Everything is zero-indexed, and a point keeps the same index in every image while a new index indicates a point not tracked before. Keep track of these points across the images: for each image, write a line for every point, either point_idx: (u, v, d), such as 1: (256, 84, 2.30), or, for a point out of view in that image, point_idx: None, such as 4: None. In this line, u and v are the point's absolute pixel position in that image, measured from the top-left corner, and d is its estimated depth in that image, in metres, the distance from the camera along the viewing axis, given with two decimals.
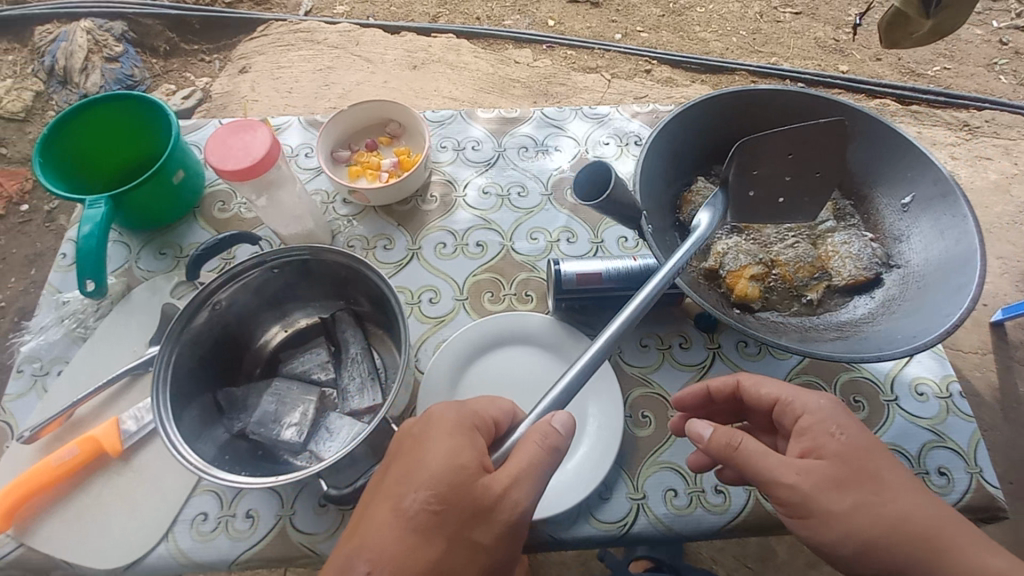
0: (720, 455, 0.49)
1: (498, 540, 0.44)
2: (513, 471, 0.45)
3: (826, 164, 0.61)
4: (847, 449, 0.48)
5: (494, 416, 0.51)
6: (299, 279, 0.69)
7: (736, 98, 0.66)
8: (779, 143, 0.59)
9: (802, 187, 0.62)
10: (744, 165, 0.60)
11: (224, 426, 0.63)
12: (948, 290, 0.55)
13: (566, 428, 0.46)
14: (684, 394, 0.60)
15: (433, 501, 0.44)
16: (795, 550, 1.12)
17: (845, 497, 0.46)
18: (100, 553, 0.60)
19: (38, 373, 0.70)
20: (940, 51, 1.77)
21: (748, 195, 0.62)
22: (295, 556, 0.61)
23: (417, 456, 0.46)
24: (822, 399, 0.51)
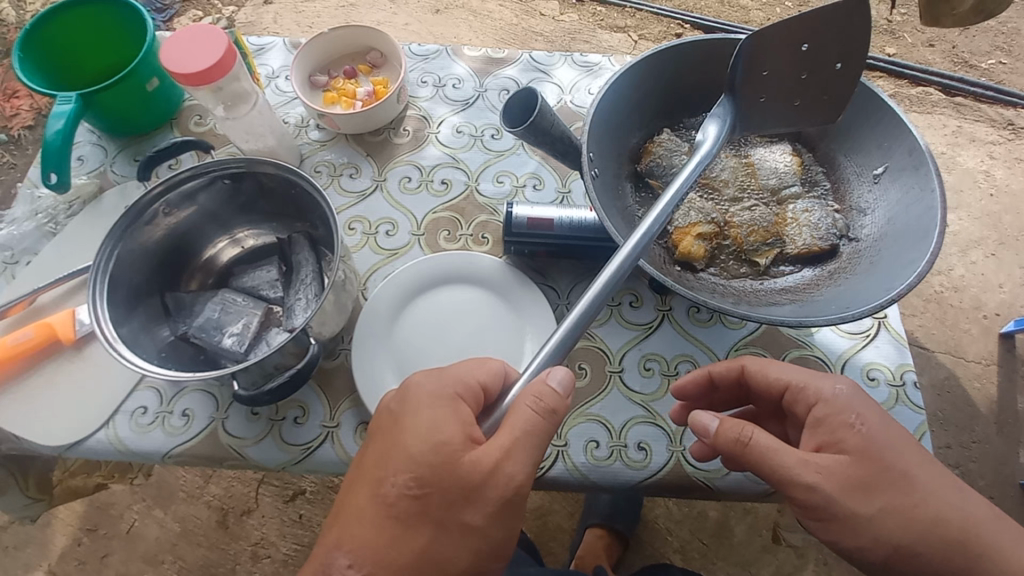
0: (727, 451, 0.49)
1: (491, 520, 0.45)
2: (504, 443, 0.45)
3: (850, 55, 0.54)
4: (868, 442, 0.48)
5: (480, 381, 0.50)
6: (254, 195, 0.70)
7: (712, 43, 0.63)
8: (796, 32, 0.55)
9: (819, 87, 0.57)
10: (752, 66, 0.59)
11: (170, 327, 0.66)
12: (897, 264, 0.52)
13: (565, 386, 0.46)
14: (684, 381, 0.59)
15: (411, 486, 0.45)
16: (754, 528, 1.14)
17: (873, 500, 0.46)
18: (45, 431, 0.64)
19: (9, 262, 0.74)
20: (998, 43, 1.60)
21: (760, 100, 0.60)
22: (223, 456, 0.64)
23: (396, 433, 0.47)
24: (838, 386, 0.51)
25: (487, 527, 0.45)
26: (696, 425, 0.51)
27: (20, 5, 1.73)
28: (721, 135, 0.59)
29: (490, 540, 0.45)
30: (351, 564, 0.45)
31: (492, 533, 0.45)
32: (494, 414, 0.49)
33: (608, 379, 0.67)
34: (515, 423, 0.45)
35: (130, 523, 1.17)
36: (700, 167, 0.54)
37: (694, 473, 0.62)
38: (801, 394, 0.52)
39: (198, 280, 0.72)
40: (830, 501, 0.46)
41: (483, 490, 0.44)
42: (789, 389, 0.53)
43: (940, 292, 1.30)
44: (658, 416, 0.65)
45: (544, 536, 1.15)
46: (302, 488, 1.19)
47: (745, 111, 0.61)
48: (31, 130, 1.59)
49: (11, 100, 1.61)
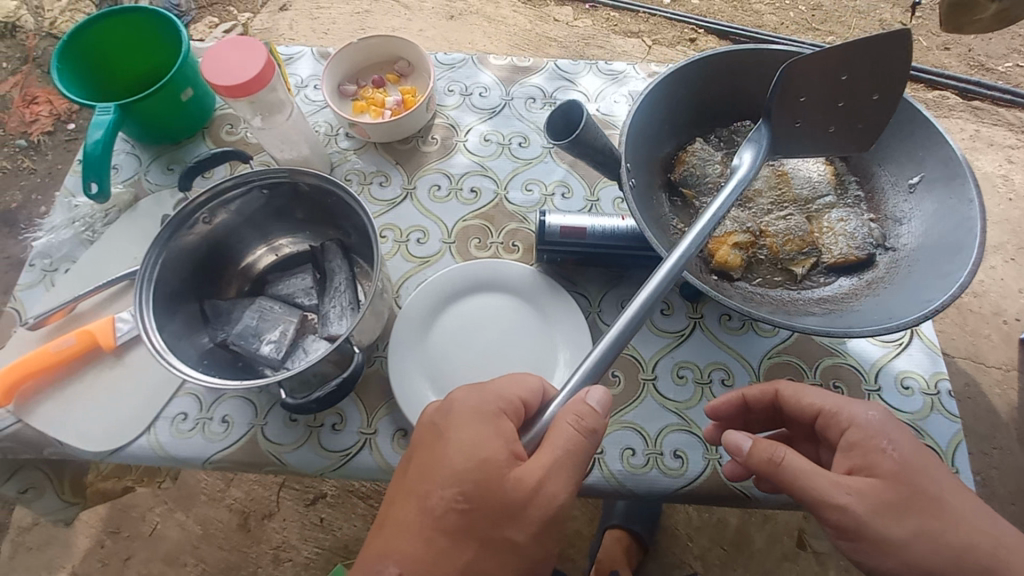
0: (759, 470, 0.50)
1: (533, 536, 0.46)
2: (544, 462, 0.45)
3: (888, 89, 0.56)
4: (901, 466, 0.48)
5: (520, 396, 0.50)
6: (291, 204, 0.71)
7: (747, 55, 0.63)
8: (836, 60, 0.56)
9: (853, 114, 0.59)
10: (787, 91, 0.58)
11: (208, 334, 0.67)
12: (936, 275, 0.52)
13: (603, 405, 0.46)
14: (719, 402, 0.60)
15: (458, 500, 0.45)
16: (774, 537, 1.13)
17: (905, 521, 0.46)
18: (88, 437, 0.65)
19: (48, 269, 0.75)
20: (1015, 46, 1.59)
21: (794, 125, 0.60)
22: (262, 462, 0.65)
23: (439, 448, 0.47)
24: (871, 412, 0.51)
25: (529, 543, 0.45)
26: (730, 444, 0.52)
27: (39, 11, 1.75)
28: (757, 161, 0.59)
29: (528, 557, 0.46)
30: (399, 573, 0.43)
31: (531, 549, 0.46)
32: (534, 428, 0.49)
33: (641, 386, 0.67)
34: (557, 441, 0.45)
35: (152, 526, 1.18)
36: (740, 189, 0.55)
37: (731, 482, 0.62)
38: (833, 419, 0.52)
39: (235, 286, 0.73)
40: (861, 523, 0.46)
41: (527, 507, 0.45)
42: (822, 414, 0.53)
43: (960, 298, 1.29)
44: (693, 424, 0.65)
45: (563, 541, 1.15)
46: (323, 492, 1.20)
47: (779, 137, 0.61)
48: (51, 136, 1.62)
49: (32, 105, 1.64)
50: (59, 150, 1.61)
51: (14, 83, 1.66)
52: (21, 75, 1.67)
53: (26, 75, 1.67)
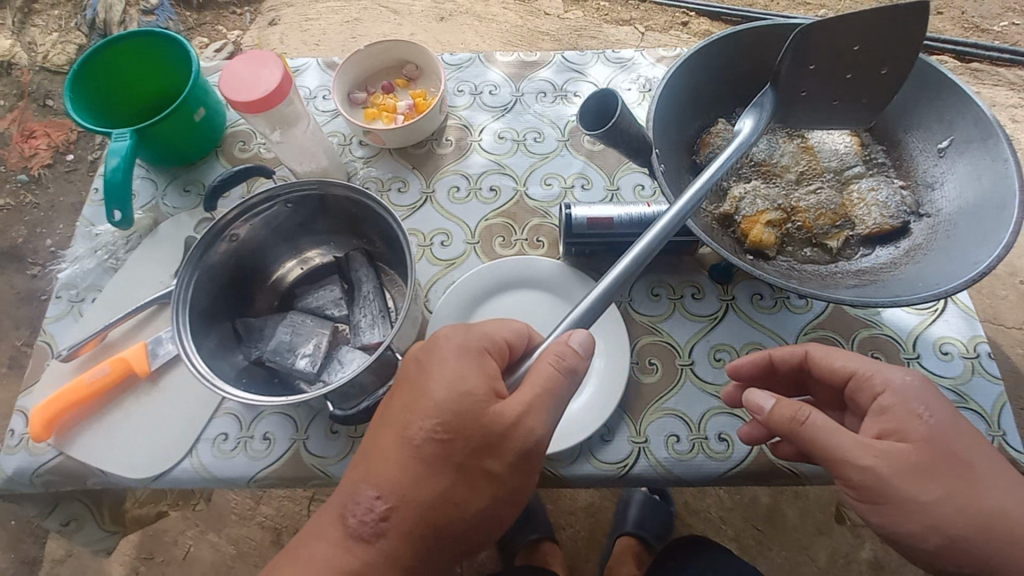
0: (779, 429, 0.50)
1: (510, 468, 0.46)
2: (526, 398, 0.46)
3: (897, 62, 0.57)
4: (934, 432, 0.48)
5: (506, 338, 0.51)
6: (317, 216, 0.71)
7: (767, 32, 0.63)
8: (846, 33, 0.56)
9: (862, 86, 0.59)
10: (801, 60, 0.58)
11: (243, 352, 0.67)
12: (980, 237, 0.52)
13: (585, 347, 0.47)
14: (743, 362, 0.60)
15: (437, 430, 0.46)
16: (808, 514, 1.13)
17: (934, 486, 0.46)
18: (132, 464, 0.65)
19: (75, 299, 0.75)
20: (1009, 5, 1.58)
21: (799, 95, 0.60)
22: (307, 476, 0.64)
23: (422, 382, 0.48)
24: (906, 376, 0.51)
25: (506, 475, 0.46)
26: (752, 403, 0.52)
27: (30, 45, 1.75)
28: (758, 128, 0.59)
29: (505, 485, 0.46)
30: (379, 496, 0.46)
31: (508, 479, 0.46)
32: (518, 370, 0.49)
33: (680, 371, 0.67)
34: (535, 377, 0.46)
35: (186, 549, 1.18)
36: (737, 151, 0.56)
37: (777, 460, 0.62)
38: (866, 383, 0.52)
39: (266, 301, 0.73)
40: (884, 483, 0.46)
41: (505, 440, 0.45)
42: (854, 377, 0.53)
43: None
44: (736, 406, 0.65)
45: (596, 533, 1.15)
46: None
47: (784, 108, 0.61)
48: (51, 168, 1.62)
49: (29, 140, 1.63)
50: (60, 181, 1.61)
51: (10, 119, 1.65)
52: (17, 110, 1.66)
53: (22, 111, 1.66)
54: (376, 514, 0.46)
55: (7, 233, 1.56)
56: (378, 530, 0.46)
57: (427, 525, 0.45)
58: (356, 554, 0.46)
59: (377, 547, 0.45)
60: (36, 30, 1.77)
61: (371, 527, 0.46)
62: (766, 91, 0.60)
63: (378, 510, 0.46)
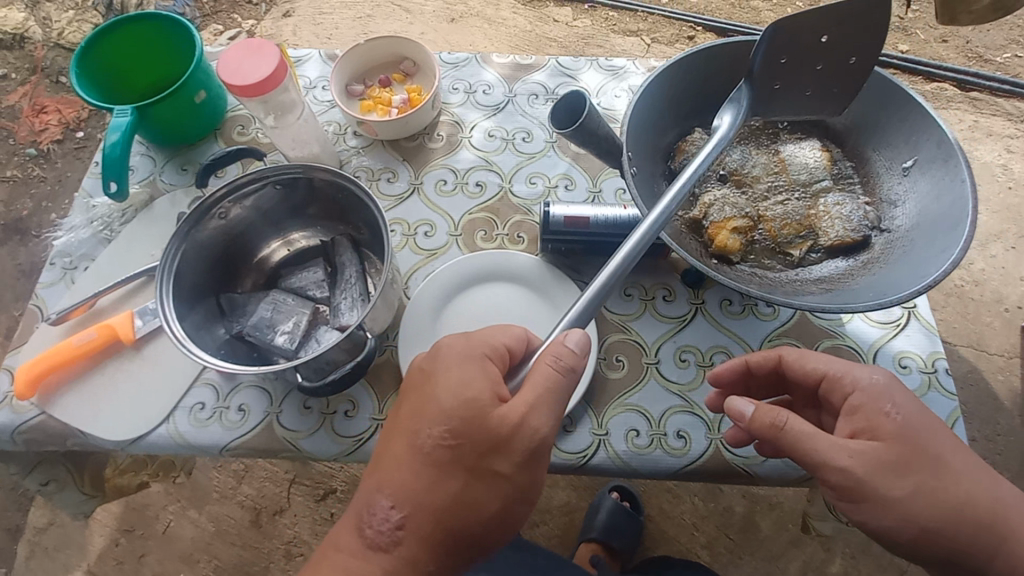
0: (761, 434, 0.51)
1: (519, 467, 0.48)
2: (527, 399, 0.48)
3: (863, 49, 0.58)
4: (903, 428, 0.50)
5: (505, 343, 0.53)
6: (306, 199, 0.73)
7: (744, 46, 0.66)
8: (819, 27, 0.57)
9: (833, 79, 0.62)
10: (771, 54, 0.60)
11: (224, 326, 0.69)
12: (932, 253, 0.54)
13: (580, 347, 0.48)
14: (722, 369, 0.61)
15: (446, 437, 0.48)
16: (779, 525, 1.15)
17: (905, 481, 0.48)
18: (110, 427, 0.68)
19: (68, 267, 0.77)
20: (1013, 37, 1.60)
21: (773, 88, 0.63)
22: (279, 448, 0.67)
23: (428, 390, 0.50)
24: (874, 375, 0.53)
25: (515, 475, 0.48)
26: (732, 410, 0.53)
27: (47, 22, 1.79)
28: (737, 121, 0.62)
29: (516, 485, 0.48)
30: (393, 505, 0.49)
31: (518, 480, 0.48)
32: (520, 374, 0.51)
33: (645, 369, 0.69)
34: (536, 380, 0.48)
35: (166, 524, 1.20)
36: (715, 151, 0.58)
37: (734, 459, 0.64)
38: (837, 383, 0.54)
39: (252, 279, 0.76)
40: (861, 482, 0.48)
41: (510, 443, 0.47)
42: (825, 378, 0.55)
43: (960, 286, 1.31)
44: (696, 406, 0.67)
45: (569, 531, 1.17)
46: (333, 487, 1.22)
47: (764, 100, 0.64)
48: (60, 144, 1.65)
49: (41, 115, 1.66)
50: (68, 158, 1.64)
51: (23, 93, 1.69)
52: (30, 85, 1.70)
53: (35, 86, 1.70)
54: (393, 523, 0.49)
55: (13, 205, 1.59)
56: (395, 537, 0.48)
57: (444, 531, 0.48)
58: (377, 563, 0.48)
59: (396, 553, 0.48)
60: (52, 7, 1.81)
61: (388, 535, 0.48)
62: (743, 85, 0.62)
63: (394, 519, 0.49)
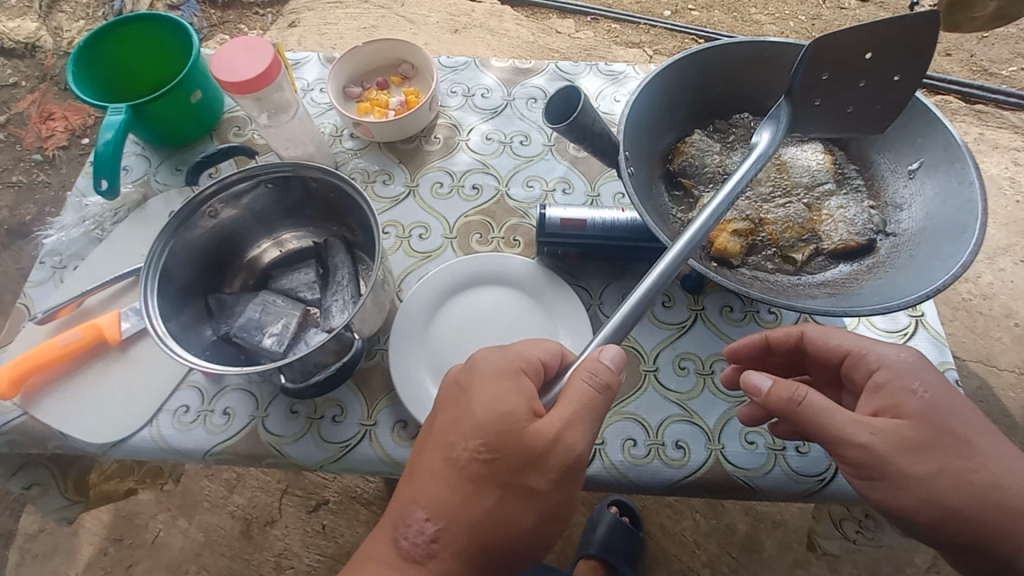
0: (777, 411, 0.49)
1: (555, 484, 0.46)
2: (563, 415, 0.46)
3: (909, 69, 0.55)
4: (930, 407, 0.48)
5: (541, 357, 0.51)
6: (300, 198, 0.72)
7: (747, 46, 0.65)
8: (859, 41, 0.54)
9: (873, 95, 0.58)
10: (812, 70, 0.57)
11: (212, 327, 0.67)
12: (940, 256, 0.52)
13: (617, 363, 0.47)
14: (740, 345, 0.60)
15: (482, 450, 0.46)
16: (784, 544, 1.11)
17: (928, 460, 0.46)
18: (91, 430, 0.66)
19: (58, 266, 0.76)
20: (1019, 50, 1.60)
21: (815, 104, 0.60)
22: (263, 454, 0.64)
23: (463, 407, 0.48)
24: (901, 353, 0.51)
25: (552, 491, 0.46)
26: (749, 385, 0.51)
27: (58, 31, 1.82)
28: (778, 139, 0.58)
29: (550, 503, 0.46)
30: (429, 517, 0.46)
31: (552, 497, 0.46)
32: (554, 389, 0.50)
33: (643, 377, 0.67)
34: (572, 396, 0.46)
35: (156, 533, 1.17)
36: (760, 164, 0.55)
37: (734, 471, 0.61)
38: (862, 360, 0.52)
39: (241, 280, 0.74)
40: (882, 459, 0.46)
41: (546, 459, 0.45)
42: (850, 355, 0.53)
43: (968, 300, 1.29)
44: (696, 415, 0.64)
45: (567, 547, 1.13)
46: (326, 498, 1.19)
47: (801, 116, 0.60)
48: (65, 150, 1.66)
49: (48, 122, 1.68)
50: (73, 164, 1.65)
51: (31, 101, 1.70)
52: (39, 93, 1.72)
53: (43, 94, 1.72)
54: (428, 536, 0.46)
55: (16, 211, 1.60)
56: (431, 550, 0.46)
57: (480, 548, 0.46)
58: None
59: (430, 567, 0.46)
60: (63, 17, 1.84)
61: (423, 547, 0.46)
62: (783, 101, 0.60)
63: (429, 532, 0.46)
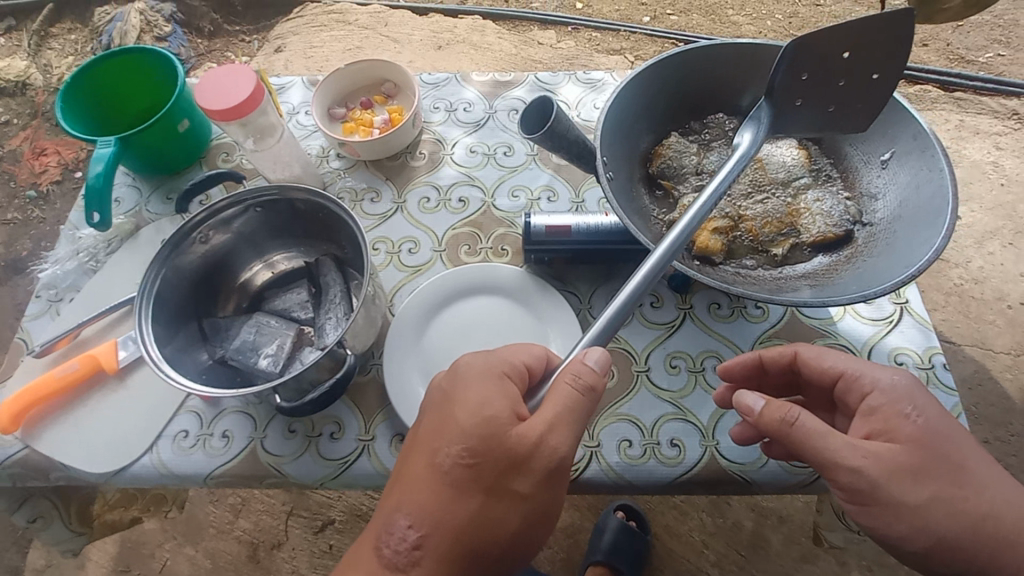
0: (769, 431, 0.50)
1: (539, 487, 0.47)
2: (546, 418, 0.47)
3: (888, 66, 0.56)
4: (924, 432, 0.49)
5: (524, 361, 0.53)
6: (288, 219, 0.73)
7: (727, 49, 0.67)
8: (839, 40, 0.56)
9: (854, 94, 0.59)
10: (792, 70, 0.59)
11: (207, 352, 0.68)
12: (915, 242, 0.54)
13: (602, 365, 0.48)
14: (734, 363, 0.60)
15: (464, 455, 0.47)
16: (790, 539, 1.11)
17: (923, 488, 0.47)
18: (92, 460, 0.66)
19: (54, 299, 0.77)
20: (994, 37, 1.63)
21: (795, 103, 0.61)
22: (263, 475, 0.65)
23: (448, 411, 0.49)
24: (895, 376, 0.52)
25: (535, 494, 0.47)
26: (741, 405, 0.51)
27: (47, 68, 1.84)
28: (758, 140, 0.61)
29: (537, 506, 0.47)
30: (411, 524, 0.47)
31: (538, 499, 0.47)
32: (538, 394, 0.51)
33: (635, 378, 0.68)
34: (558, 397, 0.47)
35: (162, 562, 1.16)
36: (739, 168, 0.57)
37: (729, 466, 0.62)
38: (855, 383, 0.53)
39: (234, 302, 0.75)
40: (875, 486, 0.47)
41: (530, 462, 0.46)
42: (843, 377, 0.54)
43: (959, 285, 1.30)
44: (689, 413, 0.65)
45: (574, 553, 1.13)
46: (331, 517, 1.19)
47: (780, 116, 0.62)
48: (59, 185, 1.67)
49: (41, 157, 1.70)
50: (66, 198, 1.66)
51: (24, 137, 1.73)
52: (31, 129, 1.74)
53: (36, 130, 1.74)
54: (410, 543, 0.47)
55: (13, 247, 1.61)
56: (413, 557, 0.46)
57: (467, 553, 0.46)
58: None
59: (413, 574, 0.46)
60: (53, 54, 1.87)
61: (405, 555, 0.47)
62: (762, 103, 0.62)
63: (412, 539, 0.47)
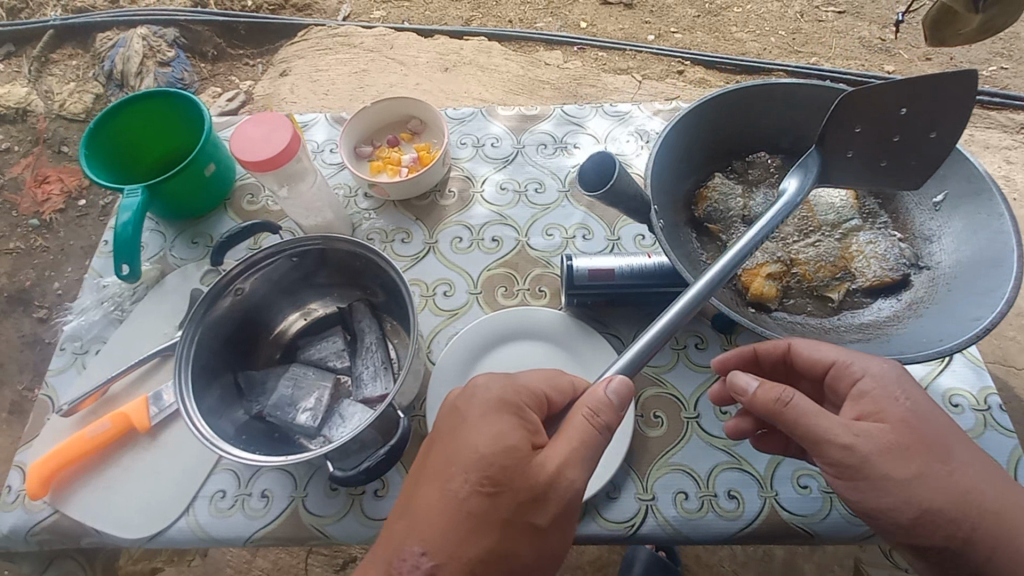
0: (763, 411, 0.48)
1: (555, 521, 0.45)
2: (565, 448, 0.45)
3: (946, 127, 0.55)
4: (911, 412, 0.47)
5: (545, 391, 0.51)
6: (321, 267, 0.72)
7: (773, 89, 0.65)
8: (895, 95, 0.55)
9: (909, 151, 0.58)
10: (843, 122, 0.58)
11: (244, 407, 0.66)
12: (978, 293, 0.53)
13: (619, 396, 0.47)
14: (730, 356, 0.58)
15: (485, 483, 0.44)
16: (824, 568, 1.08)
17: (910, 463, 0.45)
18: (125, 523, 0.64)
19: (78, 351, 0.75)
20: (996, 51, 1.65)
21: (847, 155, 0.60)
22: (305, 536, 0.63)
23: (461, 433, 0.46)
24: (885, 362, 0.50)
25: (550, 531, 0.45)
26: (735, 385, 0.51)
27: (49, 94, 1.82)
28: (804, 186, 0.58)
29: (550, 544, 0.45)
30: (425, 552, 0.43)
31: (553, 534, 0.45)
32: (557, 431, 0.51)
33: (685, 425, 0.66)
34: (570, 433, 0.45)
35: None
36: (780, 217, 0.55)
37: (791, 519, 0.60)
38: (846, 369, 0.50)
39: (267, 354, 0.73)
40: (864, 461, 0.45)
41: (550, 494, 0.44)
42: (836, 364, 0.51)
43: None
44: (744, 461, 0.63)
45: None
46: (353, 555, 1.15)
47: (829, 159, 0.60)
48: (62, 213, 1.65)
49: (43, 185, 1.67)
50: (70, 226, 1.64)
51: (25, 165, 1.70)
52: (32, 157, 1.72)
53: (37, 157, 1.72)
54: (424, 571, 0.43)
55: (15, 277, 1.58)
56: None
57: None
58: None
59: None
60: (54, 80, 1.85)
61: None
62: (813, 150, 0.60)
63: (426, 566, 0.43)
